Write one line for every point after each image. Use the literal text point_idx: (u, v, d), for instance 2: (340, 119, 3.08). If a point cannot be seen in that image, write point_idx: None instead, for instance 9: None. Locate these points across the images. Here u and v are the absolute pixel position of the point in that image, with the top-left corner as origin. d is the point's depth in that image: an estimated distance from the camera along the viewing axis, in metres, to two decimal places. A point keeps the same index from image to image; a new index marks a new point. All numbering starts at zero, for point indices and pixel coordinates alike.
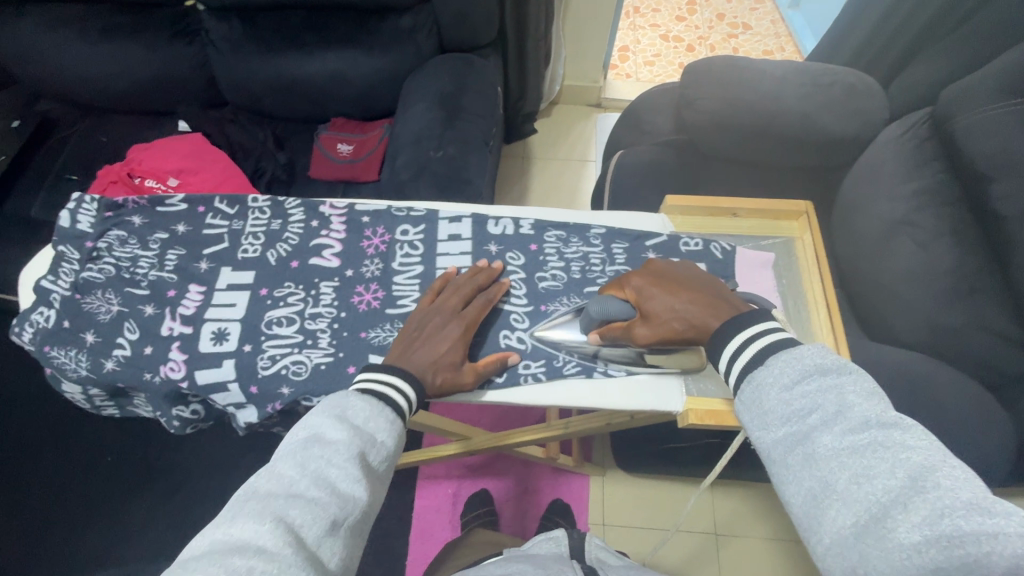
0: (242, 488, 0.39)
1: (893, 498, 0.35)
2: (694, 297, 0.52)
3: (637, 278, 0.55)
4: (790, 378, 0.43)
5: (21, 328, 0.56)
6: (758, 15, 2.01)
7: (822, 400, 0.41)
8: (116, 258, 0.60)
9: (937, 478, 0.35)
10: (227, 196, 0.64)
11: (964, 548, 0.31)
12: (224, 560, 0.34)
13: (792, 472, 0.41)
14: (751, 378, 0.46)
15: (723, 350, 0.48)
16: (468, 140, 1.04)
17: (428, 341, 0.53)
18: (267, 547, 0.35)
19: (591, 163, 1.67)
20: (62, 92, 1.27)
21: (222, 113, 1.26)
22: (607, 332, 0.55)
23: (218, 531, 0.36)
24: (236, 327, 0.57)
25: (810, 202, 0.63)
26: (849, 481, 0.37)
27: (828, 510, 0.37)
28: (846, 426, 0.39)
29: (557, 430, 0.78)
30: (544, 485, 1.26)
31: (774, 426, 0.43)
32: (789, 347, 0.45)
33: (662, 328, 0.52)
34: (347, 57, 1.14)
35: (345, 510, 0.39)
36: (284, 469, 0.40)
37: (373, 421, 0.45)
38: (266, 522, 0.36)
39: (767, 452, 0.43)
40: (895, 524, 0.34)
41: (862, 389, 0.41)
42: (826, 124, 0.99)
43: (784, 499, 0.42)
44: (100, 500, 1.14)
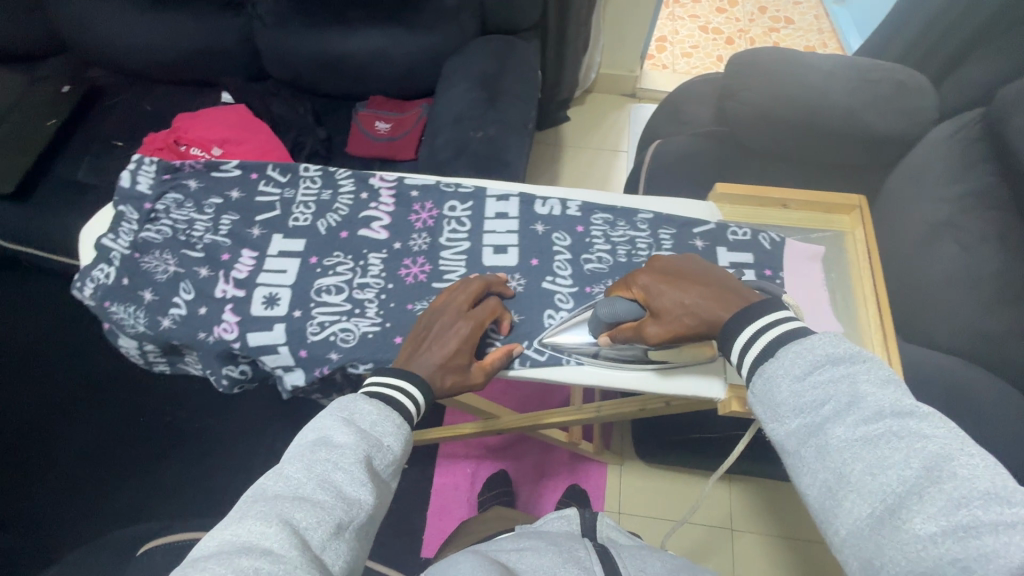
0: (248, 492, 0.40)
1: (909, 489, 0.36)
2: (704, 291, 0.51)
3: (643, 275, 0.54)
4: (801, 369, 0.42)
5: (83, 283, 0.59)
6: (801, 10, 1.96)
7: (835, 391, 0.41)
8: (172, 220, 0.62)
9: (953, 468, 0.35)
10: (279, 165, 0.66)
11: (981, 538, 0.32)
12: (230, 559, 0.34)
13: (806, 464, 0.41)
14: (761, 370, 0.45)
15: (733, 343, 0.47)
16: (507, 123, 1.04)
17: (435, 342, 0.53)
18: (274, 549, 0.35)
19: (623, 154, 1.66)
20: (111, 60, 1.30)
21: (264, 87, 1.28)
22: (617, 334, 0.55)
23: (224, 531, 0.36)
24: (286, 293, 0.58)
25: (863, 197, 0.63)
26: (863, 473, 0.37)
27: (843, 502, 0.38)
28: (859, 416, 0.39)
29: (588, 414, 0.78)
30: (562, 470, 1.27)
31: (786, 417, 0.43)
32: (801, 336, 0.45)
33: (674, 323, 0.51)
34: (389, 34, 1.14)
35: (351, 514, 0.39)
36: (291, 470, 0.40)
37: (380, 425, 0.46)
38: (273, 524, 0.36)
39: (779, 443, 0.43)
40: (911, 516, 0.35)
41: (875, 377, 0.40)
42: (871, 123, 0.96)
43: (797, 487, 0.42)
44: (133, 457, 1.18)
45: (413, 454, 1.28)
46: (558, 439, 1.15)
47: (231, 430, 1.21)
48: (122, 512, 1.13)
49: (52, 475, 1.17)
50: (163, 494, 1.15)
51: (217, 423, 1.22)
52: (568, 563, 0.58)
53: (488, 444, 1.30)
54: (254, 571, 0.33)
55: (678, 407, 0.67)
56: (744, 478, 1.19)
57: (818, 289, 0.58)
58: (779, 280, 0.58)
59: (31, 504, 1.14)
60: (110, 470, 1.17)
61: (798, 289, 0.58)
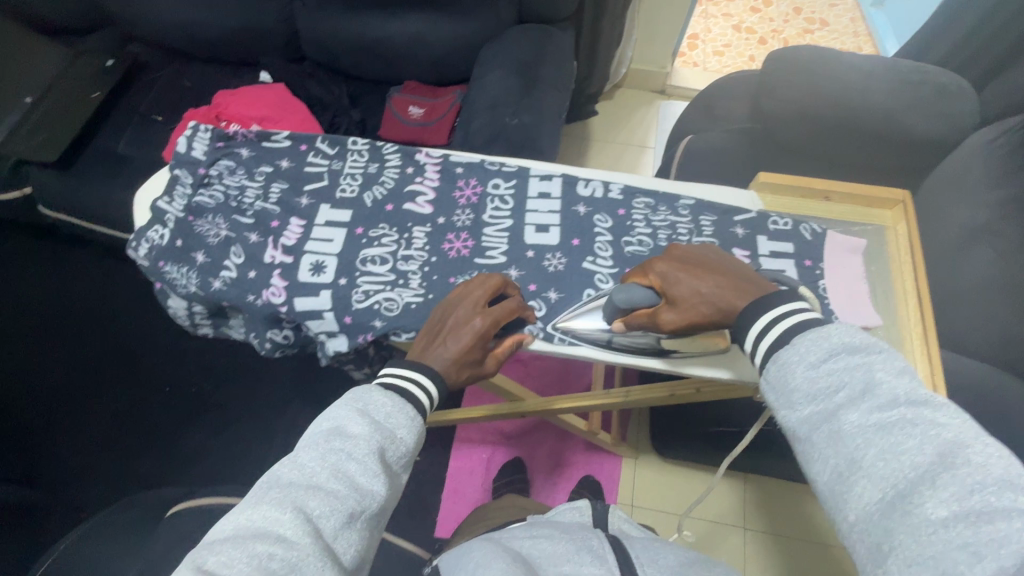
0: (266, 476, 0.42)
1: (921, 474, 0.36)
2: (721, 280, 0.51)
3: (660, 262, 0.54)
4: (817, 356, 0.42)
5: (138, 244, 0.62)
6: (837, 12, 1.94)
7: (850, 378, 0.41)
8: (224, 186, 0.66)
9: (966, 454, 0.36)
10: (328, 138, 0.69)
11: (994, 523, 0.33)
12: (246, 545, 0.37)
13: (817, 450, 0.41)
14: (776, 356, 0.45)
15: (749, 331, 0.47)
16: (542, 111, 1.05)
17: (451, 336, 0.53)
18: (288, 536, 0.37)
19: (650, 150, 1.65)
20: (154, 36, 1.33)
21: (301, 68, 1.31)
22: (632, 320, 0.55)
23: (241, 515, 0.39)
24: (333, 261, 0.61)
25: (907, 192, 0.63)
26: (876, 458, 0.38)
27: (853, 487, 0.38)
28: (874, 403, 0.39)
29: (615, 399, 0.78)
30: (577, 460, 1.27)
31: (798, 404, 0.43)
32: (817, 325, 0.45)
33: (689, 312, 0.51)
34: (428, 19, 1.16)
35: (363, 504, 0.41)
36: (306, 458, 0.42)
37: (394, 417, 0.46)
38: (287, 512, 0.39)
39: (790, 429, 0.43)
40: (923, 500, 0.35)
41: (891, 367, 0.41)
42: (910, 124, 0.95)
43: (806, 473, 0.43)
44: (159, 424, 1.21)
45: (429, 437, 1.30)
46: (580, 429, 1.14)
47: (252, 404, 1.22)
48: (148, 477, 1.16)
49: (82, 438, 1.20)
50: (184, 462, 1.18)
51: (238, 397, 1.23)
52: (580, 552, 0.56)
53: (505, 431, 1.31)
54: (268, 556, 0.36)
55: (710, 394, 0.70)
56: (756, 475, 1.19)
57: (859, 281, 0.58)
58: (820, 270, 0.59)
59: (62, 464, 1.18)
60: (137, 436, 1.20)
61: (838, 279, 0.58)
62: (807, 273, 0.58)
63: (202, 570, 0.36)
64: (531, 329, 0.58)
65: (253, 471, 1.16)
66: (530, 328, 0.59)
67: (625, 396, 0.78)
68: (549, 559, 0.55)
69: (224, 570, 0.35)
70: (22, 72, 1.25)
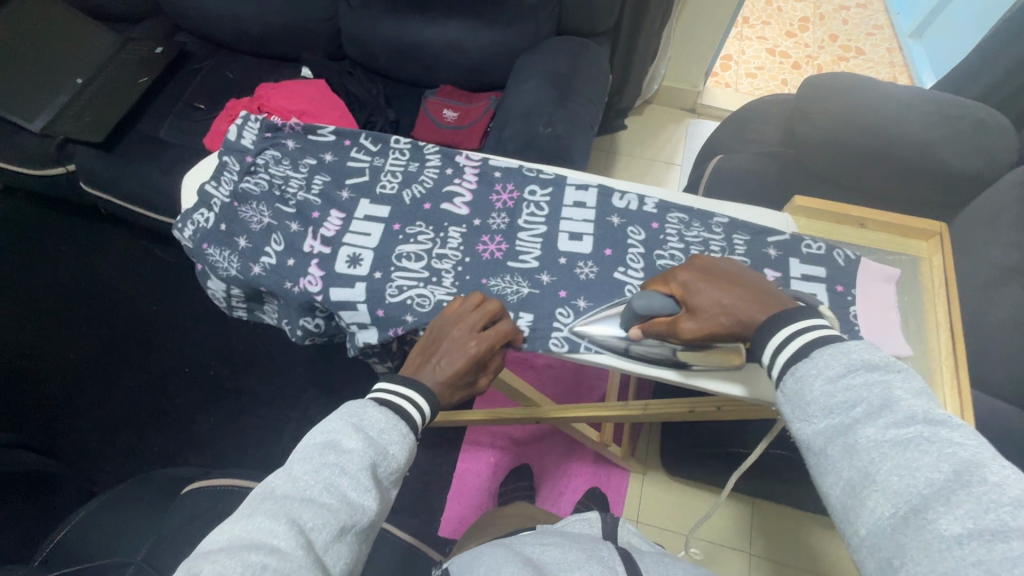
0: (258, 488, 0.42)
1: (936, 491, 0.36)
2: (742, 293, 0.52)
3: (682, 271, 0.54)
4: (836, 370, 0.43)
5: (184, 225, 0.65)
6: (874, 41, 1.93)
7: (867, 394, 0.41)
8: (269, 175, 0.68)
9: (983, 474, 0.36)
10: (371, 135, 0.71)
11: (1009, 542, 0.33)
12: (240, 555, 0.37)
13: (831, 463, 0.41)
14: (794, 369, 0.45)
15: (767, 344, 0.48)
16: (575, 123, 1.06)
17: (444, 360, 0.54)
18: (280, 547, 0.38)
19: (677, 167, 1.65)
20: (200, 27, 1.37)
21: (340, 66, 1.34)
22: (650, 327, 0.55)
23: (234, 526, 0.39)
24: (369, 254, 0.62)
25: (944, 224, 0.63)
26: (891, 473, 0.38)
27: (866, 500, 0.39)
28: (891, 419, 0.40)
29: (633, 411, 0.78)
30: (585, 471, 1.26)
31: (814, 417, 0.43)
32: (837, 341, 0.45)
33: (710, 322, 0.52)
34: (467, 26, 1.17)
35: (355, 517, 0.42)
36: (300, 472, 0.43)
37: (387, 433, 0.47)
38: (281, 523, 0.39)
39: (805, 443, 0.44)
40: (937, 517, 0.36)
41: (910, 386, 0.41)
42: (945, 157, 0.94)
43: (819, 487, 0.43)
44: (176, 405, 1.24)
45: (439, 437, 1.30)
46: (591, 438, 1.13)
47: (267, 391, 1.24)
48: (163, 456, 1.19)
49: (103, 413, 1.24)
50: (197, 444, 1.20)
51: (254, 384, 1.25)
52: (590, 561, 0.56)
53: (514, 437, 1.31)
54: (261, 566, 0.36)
55: (729, 412, 0.70)
56: (764, 502, 1.18)
57: (890, 309, 0.58)
58: (851, 297, 0.59)
59: (82, 436, 1.21)
60: (155, 415, 1.23)
61: (870, 307, 0.58)
62: (838, 299, 0.58)
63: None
64: (556, 336, 0.59)
65: (265, 458, 1.17)
66: (556, 334, 0.59)
67: (643, 409, 0.78)
68: (559, 563, 0.56)
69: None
70: (75, 56, 1.29)
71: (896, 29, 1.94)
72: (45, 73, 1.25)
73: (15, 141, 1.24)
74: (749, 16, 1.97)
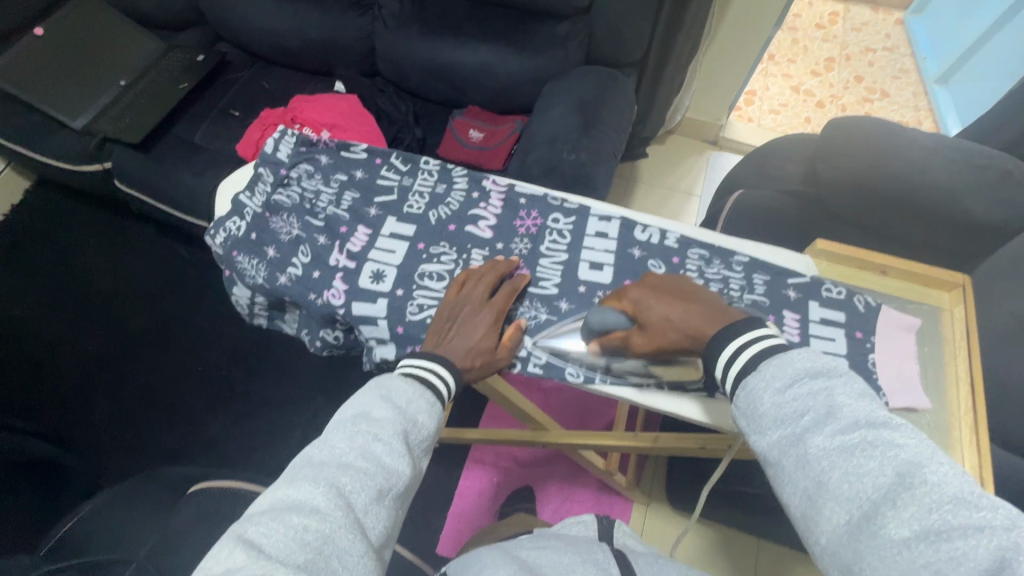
0: (298, 458, 0.44)
1: (884, 495, 0.37)
2: (690, 309, 0.53)
3: (632, 290, 0.57)
4: (782, 381, 0.43)
5: (217, 232, 0.68)
6: (899, 84, 1.94)
7: (813, 402, 0.41)
8: (302, 188, 0.70)
9: (925, 474, 0.36)
10: (402, 155, 0.73)
11: (953, 541, 0.34)
12: (284, 516, 0.39)
13: (786, 474, 0.41)
14: (744, 382, 0.46)
15: (718, 357, 0.48)
16: (598, 151, 1.08)
17: (461, 330, 0.57)
18: (320, 509, 0.39)
19: (696, 199, 1.66)
20: (241, 39, 1.42)
21: (372, 83, 1.38)
22: (607, 342, 0.58)
23: (279, 491, 0.41)
24: (392, 271, 0.64)
25: (968, 275, 0.62)
26: (842, 480, 0.38)
27: (821, 510, 0.38)
28: (837, 426, 0.40)
29: (644, 443, 0.78)
30: (587, 497, 1.25)
31: (767, 428, 0.43)
32: (780, 349, 0.45)
33: (658, 338, 0.54)
34: (499, 52, 1.20)
35: (390, 481, 0.43)
36: (335, 440, 0.44)
37: (415, 402, 0.49)
38: (320, 486, 0.41)
39: (760, 455, 0.43)
40: (887, 521, 0.36)
41: (851, 390, 0.41)
42: (969, 207, 0.94)
43: (776, 497, 0.43)
44: (188, 404, 1.25)
45: (443, 454, 1.30)
46: (597, 466, 1.12)
47: (277, 395, 1.25)
48: (171, 452, 1.20)
49: (116, 406, 1.26)
50: (205, 442, 1.21)
51: (265, 387, 1.26)
52: (585, 564, 0.56)
53: (519, 458, 1.30)
54: (304, 527, 0.38)
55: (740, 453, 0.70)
56: (769, 545, 1.15)
57: (908, 360, 0.58)
58: (870, 343, 0.58)
59: (94, 429, 1.23)
60: (165, 413, 1.25)
61: (888, 356, 0.58)
62: (857, 345, 0.58)
63: (243, 539, 0.38)
64: (572, 366, 0.60)
65: (269, 464, 1.18)
66: (572, 363, 0.60)
67: (653, 442, 0.77)
68: (553, 566, 0.55)
69: (264, 538, 0.38)
70: (120, 60, 1.35)
71: (922, 73, 1.95)
72: (92, 75, 1.31)
73: (57, 137, 1.29)
74: (775, 53, 1.99)
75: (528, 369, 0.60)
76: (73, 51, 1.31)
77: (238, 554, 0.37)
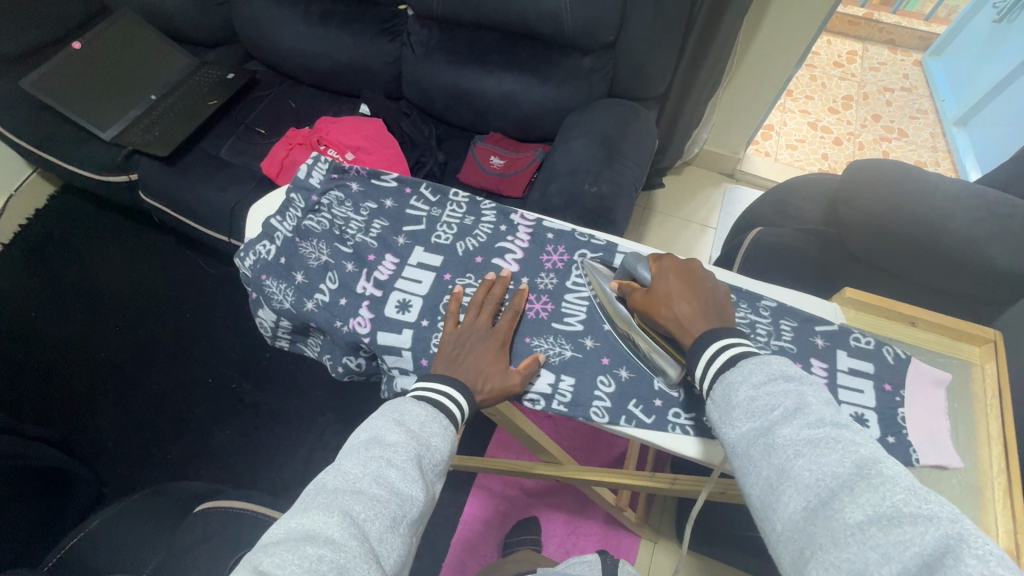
0: (310, 486, 0.43)
1: (841, 482, 0.38)
2: (694, 299, 0.55)
3: (667, 259, 0.59)
4: (758, 377, 0.47)
5: (246, 255, 0.69)
6: (917, 125, 1.95)
7: (784, 400, 0.45)
8: (332, 215, 0.71)
9: (880, 467, 0.38)
10: (432, 186, 0.74)
11: (902, 526, 0.34)
12: (298, 546, 0.37)
13: (753, 463, 0.43)
14: (723, 377, 0.49)
15: (702, 352, 0.51)
16: (620, 184, 1.08)
17: (471, 354, 0.58)
18: (336, 538, 0.38)
19: (711, 230, 1.66)
20: (271, 59, 1.45)
21: (397, 106, 1.40)
22: (622, 285, 0.61)
23: (291, 520, 0.40)
24: (418, 301, 0.64)
25: (999, 331, 0.61)
26: (803, 468, 0.40)
27: (781, 496, 0.40)
28: (803, 421, 0.42)
29: (661, 484, 0.76)
30: (594, 531, 1.23)
31: (739, 422, 0.46)
32: (759, 354, 0.49)
33: (654, 301, 0.57)
34: (523, 81, 1.22)
35: (405, 508, 0.43)
36: (349, 466, 0.44)
37: (428, 425, 0.50)
38: (335, 514, 0.40)
39: (732, 447, 0.46)
40: (842, 506, 0.37)
41: (819, 395, 0.44)
42: (994, 257, 0.93)
43: (744, 492, 0.44)
44: (196, 416, 1.25)
45: (449, 479, 1.28)
46: (607, 501, 1.10)
47: (287, 412, 1.25)
48: (178, 464, 1.20)
49: (123, 416, 1.26)
50: (212, 457, 1.20)
51: (275, 403, 1.25)
52: None
53: (526, 487, 1.28)
54: (319, 558, 0.37)
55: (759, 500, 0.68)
56: None
57: (939, 417, 0.57)
58: (900, 397, 0.58)
59: (99, 438, 1.23)
60: (172, 425, 1.24)
61: (919, 411, 0.57)
62: (886, 399, 0.57)
63: (257, 571, 0.36)
64: (597, 406, 0.59)
65: (274, 483, 1.17)
66: (597, 404, 0.59)
67: (671, 484, 0.76)
68: None
69: (277, 570, 0.36)
70: (152, 74, 1.38)
71: (941, 114, 1.96)
72: (123, 88, 1.34)
73: (86, 147, 1.32)
74: (793, 89, 2.01)
75: (553, 407, 0.59)
76: (107, 65, 1.34)
77: None
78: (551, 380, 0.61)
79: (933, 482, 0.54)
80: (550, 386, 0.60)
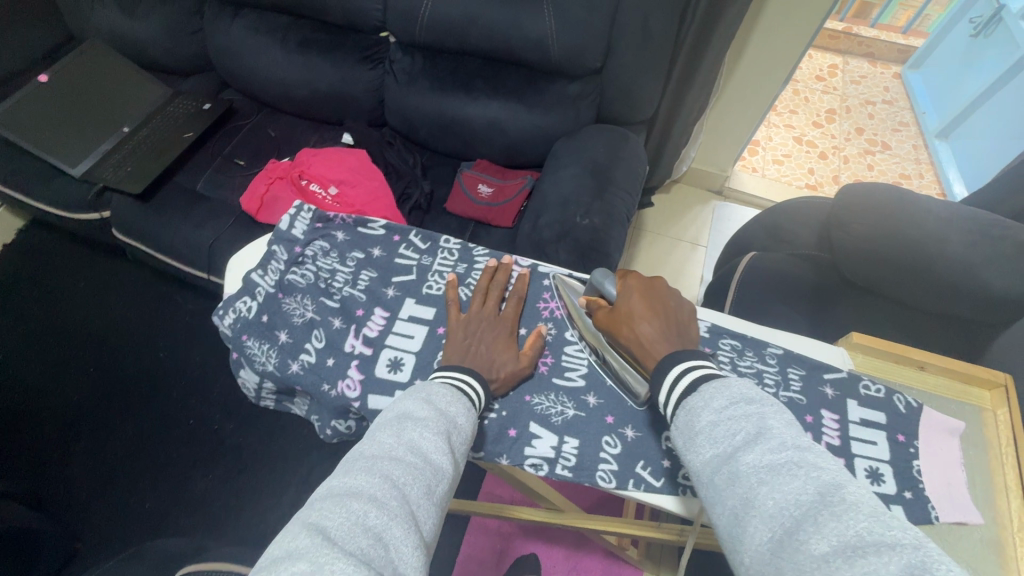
0: (351, 452, 0.43)
1: (805, 512, 0.35)
2: (657, 321, 0.54)
3: (632, 277, 0.59)
4: (720, 402, 0.45)
5: (225, 313, 0.66)
6: (900, 137, 1.97)
7: (746, 423, 0.43)
8: (317, 267, 0.68)
9: (843, 493, 0.35)
10: (422, 233, 0.72)
11: (866, 557, 0.32)
12: (344, 501, 0.37)
13: (717, 491, 0.41)
14: (685, 403, 0.47)
15: (663, 379, 0.50)
16: (611, 214, 1.06)
17: (481, 342, 0.60)
18: (378, 496, 0.38)
19: (701, 249, 1.65)
20: (249, 87, 1.42)
21: (381, 135, 1.37)
22: (590, 302, 0.61)
23: (334, 479, 0.40)
24: (410, 359, 0.61)
25: (1008, 373, 0.60)
26: (766, 496, 0.37)
27: (747, 527, 0.37)
28: (766, 446, 0.40)
29: (671, 535, 0.73)
30: (595, 566, 1.19)
31: (703, 448, 0.44)
32: (720, 376, 0.48)
33: (618, 323, 0.57)
34: (510, 108, 1.20)
35: (438, 478, 0.43)
36: (382, 437, 0.44)
37: (453, 404, 0.51)
38: (376, 476, 0.40)
39: (698, 475, 0.43)
40: (807, 538, 0.34)
41: (781, 418, 0.42)
42: (990, 280, 0.91)
43: (711, 522, 0.42)
44: (173, 461, 1.20)
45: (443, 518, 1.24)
46: (607, 540, 1.06)
47: (272, 454, 1.20)
48: (156, 514, 1.14)
49: (97, 464, 1.20)
50: (194, 506, 1.15)
51: (260, 447, 1.20)
52: None
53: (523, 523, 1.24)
54: (365, 512, 0.37)
55: None
56: None
57: (952, 468, 0.55)
58: (914, 448, 0.56)
59: (72, 487, 1.17)
60: (149, 471, 1.19)
61: (932, 463, 0.56)
62: (899, 451, 0.56)
63: (309, 525, 0.36)
64: (603, 470, 0.56)
65: (257, 531, 1.12)
66: (603, 467, 0.56)
67: (682, 534, 0.73)
68: None
69: (330, 525, 0.36)
70: (122, 105, 1.33)
71: (923, 126, 1.98)
72: (92, 121, 1.29)
73: (52, 182, 1.26)
74: (777, 104, 2.02)
75: (557, 472, 0.57)
76: (74, 97, 1.30)
77: (306, 540, 0.34)
78: (553, 443, 0.58)
79: (952, 538, 0.52)
80: (553, 450, 0.58)
